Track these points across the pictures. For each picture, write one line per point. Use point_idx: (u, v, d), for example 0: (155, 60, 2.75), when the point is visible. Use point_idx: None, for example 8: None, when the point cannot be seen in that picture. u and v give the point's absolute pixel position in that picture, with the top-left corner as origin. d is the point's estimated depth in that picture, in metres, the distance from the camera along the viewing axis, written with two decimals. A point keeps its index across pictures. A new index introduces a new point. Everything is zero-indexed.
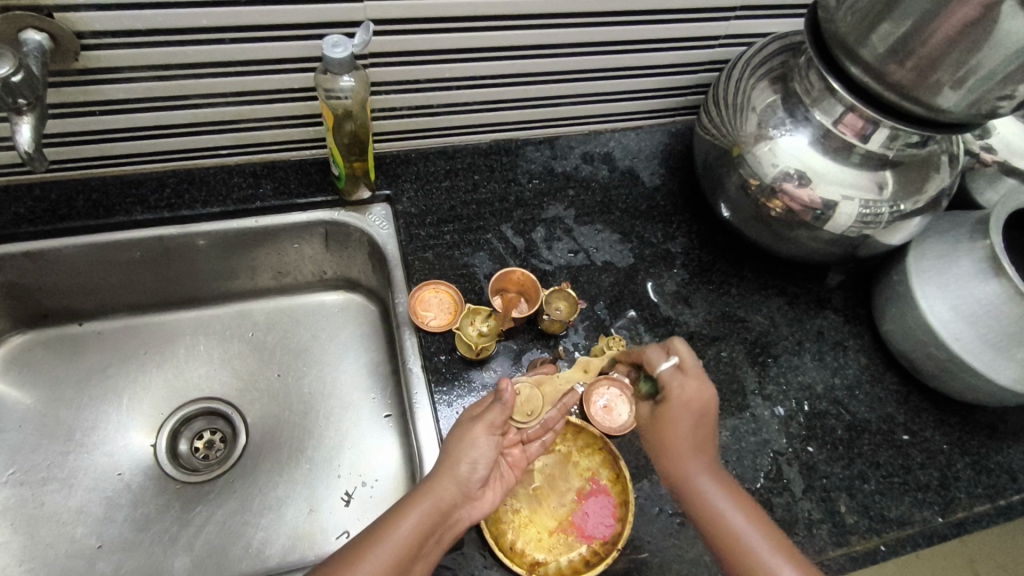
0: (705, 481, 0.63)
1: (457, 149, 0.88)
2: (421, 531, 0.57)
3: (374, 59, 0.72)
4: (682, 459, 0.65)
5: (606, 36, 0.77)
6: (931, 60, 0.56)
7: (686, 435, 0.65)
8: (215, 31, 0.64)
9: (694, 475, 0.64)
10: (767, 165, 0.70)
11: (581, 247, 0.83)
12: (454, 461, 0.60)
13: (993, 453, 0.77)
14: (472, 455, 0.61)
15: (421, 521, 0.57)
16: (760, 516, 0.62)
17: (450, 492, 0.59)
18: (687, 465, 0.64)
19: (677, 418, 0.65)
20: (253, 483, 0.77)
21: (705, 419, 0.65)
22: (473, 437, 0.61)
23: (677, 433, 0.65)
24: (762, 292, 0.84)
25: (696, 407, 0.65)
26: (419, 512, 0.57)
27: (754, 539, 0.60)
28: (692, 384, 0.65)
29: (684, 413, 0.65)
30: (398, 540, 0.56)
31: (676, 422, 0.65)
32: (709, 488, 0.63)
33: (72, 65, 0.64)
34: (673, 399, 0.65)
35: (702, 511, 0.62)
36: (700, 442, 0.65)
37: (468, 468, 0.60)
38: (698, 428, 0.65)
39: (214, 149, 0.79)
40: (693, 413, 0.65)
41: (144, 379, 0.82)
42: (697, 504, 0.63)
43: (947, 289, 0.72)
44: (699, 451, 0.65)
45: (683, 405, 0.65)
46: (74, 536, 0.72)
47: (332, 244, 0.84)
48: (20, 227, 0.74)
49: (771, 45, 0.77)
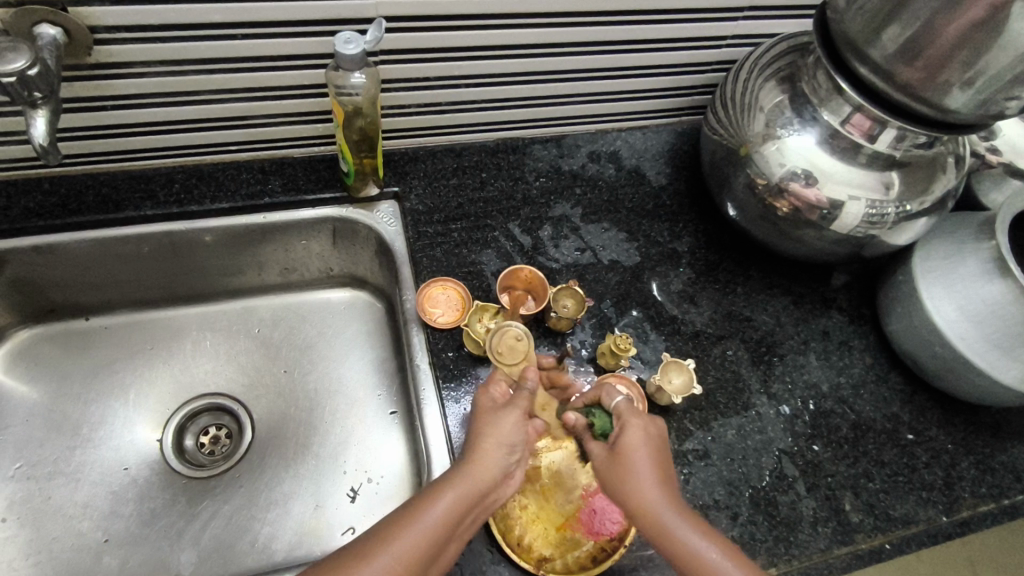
0: (670, 509, 0.54)
1: (465, 147, 0.88)
2: (455, 511, 0.54)
3: (384, 56, 0.72)
4: (646, 488, 0.56)
5: (614, 34, 0.78)
6: (939, 61, 0.57)
7: (647, 467, 0.57)
8: (227, 27, 0.65)
9: (659, 505, 0.55)
10: (775, 164, 0.71)
11: (588, 246, 0.83)
12: (485, 443, 0.59)
13: (997, 453, 0.77)
14: (506, 440, 0.60)
15: (456, 501, 0.55)
16: (732, 548, 0.53)
17: (485, 474, 0.57)
18: (649, 495, 0.56)
19: (629, 448, 0.59)
20: (258, 479, 0.77)
21: (657, 451, 0.59)
22: (505, 422, 0.61)
23: (636, 464, 0.58)
24: (768, 292, 0.84)
25: (653, 437, 0.60)
26: (454, 492, 0.55)
27: (730, 569, 0.51)
28: (642, 421, 0.61)
29: (645, 442, 0.59)
30: (436, 518, 0.53)
31: (635, 451, 0.58)
32: (676, 519, 0.54)
33: (84, 60, 0.64)
34: (627, 431, 0.60)
35: (672, 546, 0.53)
36: (660, 473, 0.58)
37: (500, 453, 0.59)
38: (657, 458, 0.58)
39: (223, 145, 0.80)
40: (650, 443, 0.59)
41: (151, 374, 0.82)
42: (665, 536, 0.53)
43: (953, 289, 0.72)
44: (660, 482, 0.57)
45: (636, 443, 0.59)
46: (81, 530, 0.72)
47: (340, 241, 0.84)
48: (29, 222, 0.74)
49: (779, 45, 0.77)
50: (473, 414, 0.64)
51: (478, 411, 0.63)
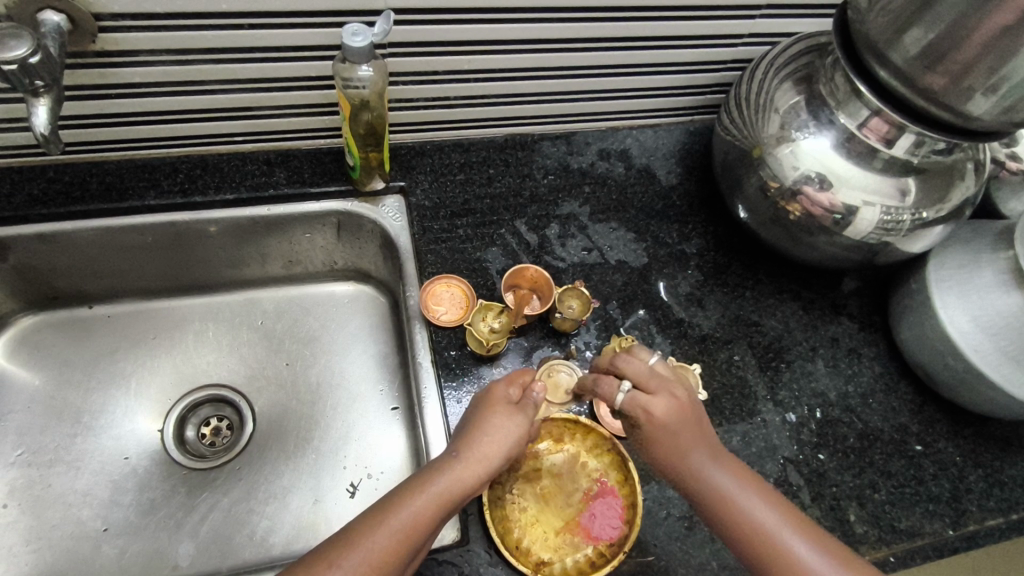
0: (716, 472, 0.56)
1: (473, 143, 0.87)
2: (427, 515, 0.55)
3: (393, 49, 0.71)
4: (689, 449, 0.57)
5: (627, 31, 0.76)
6: (962, 66, 0.55)
7: (684, 425, 0.59)
8: (233, 17, 0.64)
9: (706, 470, 0.57)
10: (789, 168, 0.69)
11: (595, 245, 0.82)
12: (474, 447, 0.59)
13: (1007, 466, 0.76)
14: (497, 446, 0.59)
15: (429, 505, 0.55)
16: (783, 505, 0.56)
17: (467, 480, 0.57)
18: (695, 458, 0.57)
19: (678, 402, 0.60)
20: (258, 472, 0.77)
21: (694, 413, 0.60)
22: (501, 427, 0.61)
23: (676, 417, 0.59)
24: (777, 296, 0.83)
25: (690, 396, 0.62)
26: (430, 494, 0.56)
27: (784, 528, 0.54)
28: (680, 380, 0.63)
29: (687, 399, 0.61)
30: (403, 522, 0.54)
31: (679, 409, 0.59)
32: (722, 481, 0.56)
33: (89, 48, 0.63)
34: (672, 382, 0.62)
35: (728, 513, 0.55)
36: (698, 430, 0.59)
37: (488, 458, 0.58)
38: (694, 414, 0.60)
39: (229, 136, 0.79)
40: (690, 400, 0.61)
41: (153, 363, 0.82)
42: (716, 501, 0.55)
43: (968, 299, 0.71)
44: (702, 441, 0.58)
45: (678, 386, 0.62)
46: (80, 518, 0.72)
47: (344, 234, 0.83)
48: (33, 209, 0.74)
49: (797, 45, 0.75)
50: (470, 410, 0.63)
51: (476, 409, 0.62)
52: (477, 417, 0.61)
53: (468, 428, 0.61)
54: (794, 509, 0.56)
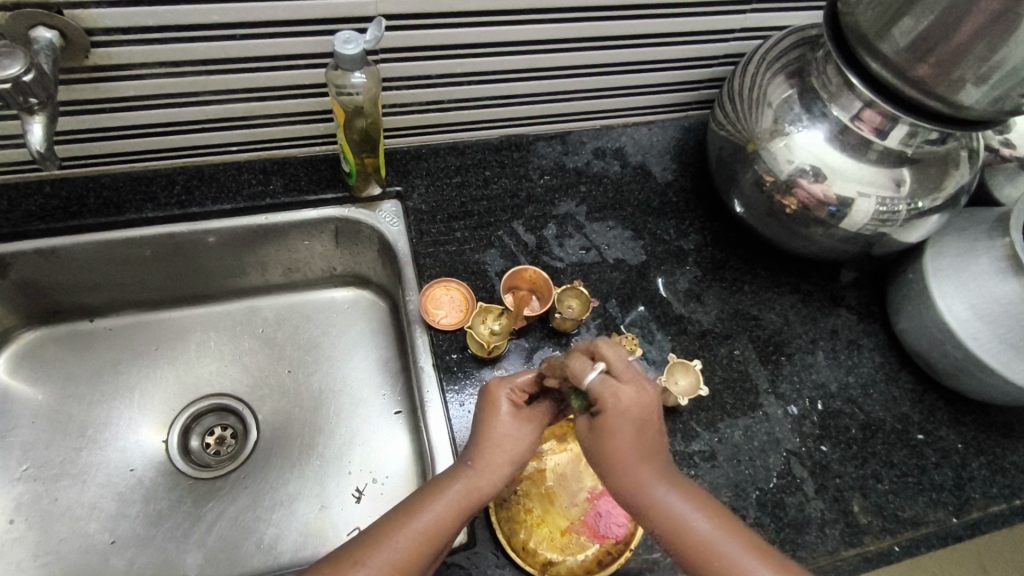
0: (664, 492, 0.55)
1: (468, 145, 0.88)
2: (449, 519, 0.55)
3: (385, 54, 0.71)
4: (636, 467, 0.56)
5: (619, 29, 0.76)
6: (953, 56, 0.55)
7: (631, 448, 0.56)
8: (225, 28, 0.64)
9: (653, 486, 0.56)
10: (783, 161, 0.70)
11: (593, 244, 0.82)
12: (488, 453, 0.59)
13: (1009, 453, 0.76)
14: (509, 452, 0.60)
15: (449, 510, 0.56)
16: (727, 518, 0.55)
17: (485, 486, 0.58)
18: (644, 475, 0.56)
19: (615, 429, 0.56)
20: (264, 480, 0.77)
21: (651, 424, 0.57)
22: (513, 434, 0.60)
23: (619, 445, 0.56)
24: (776, 289, 0.83)
25: (636, 412, 0.56)
26: (448, 500, 0.56)
27: (724, 539, 0.53)
28: (627, 391, 0.56)
29: (624, 425, 0.56)
30: (426, 526, 0.55)
31: (614, 434, 0.56)
32: (671, 498, 0.55)
33: (82, 63, 0.63)
34: (608, 412, 0.56)
35: (669, 530, 0.54)
36: (649, 451, 0.57)
37: (502, 466, 0.59)
38: (641, 433, 0.56)
39: (225, 146, 0.79)
40: (635, 421, 0.56)
41: (156, 375, 0.82)
42: (663, 522, 0.54)
43: (965, 288, 0.71)
44: (653, 459, 0.57)
45: (621, 413, 0.56)
46: (88, 532, 0.73)
47: (343, 240, 0.84)
48: (31, 225, 0.74)
49: (788, 38, 0.75)
50: (476, 412, 0.63)
51: (481, 414, 0.62)
52: (485, 420, 0.61)
53: (478, 434, 0.60)
54: (737, 526, 0.55)
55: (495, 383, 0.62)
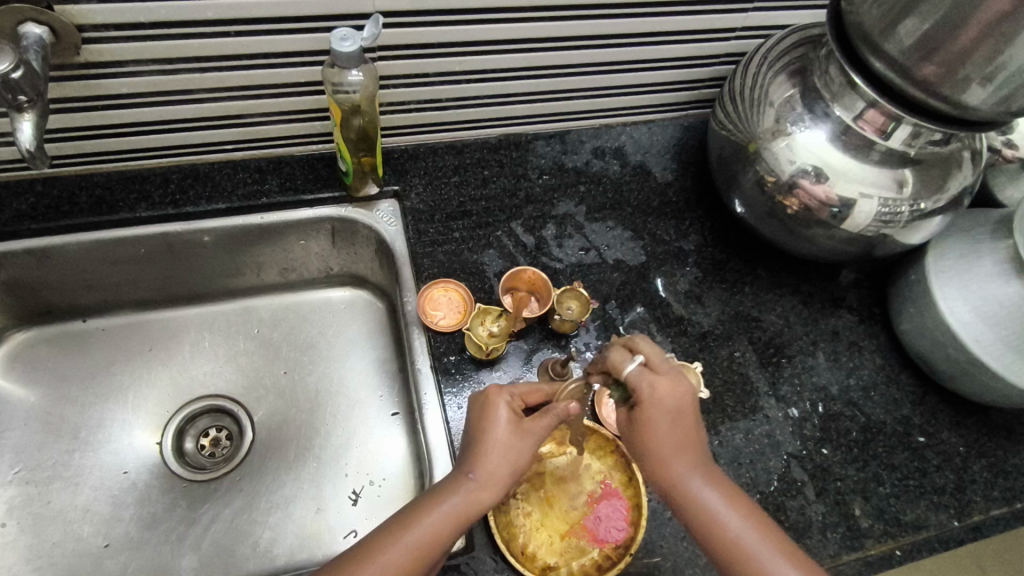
0: (699, 486, 0.56)
1: (466, 144, 0.87)
2: (444, 530, 0.55)
3: (381, 52, 0.70)
4: (671, 459, 0.57)
5: (619, 27, 0.75)
6: (959, 56, 0.54)
7: (668, 438, 0.57)
8: (220, 24, 0.63)
9: (688, 481, 0.56)
10: (785, 162, 0.69)
11: (592, 245, 0.81)
12: (487, 463, 0.58)
13: (1010, 455, 0.76)
14: (509, 462, 0.58)
15: (446, 521, 0.55)
16: (760, 517, 0.56)
17: (484, 495, 0.57)
18: (678, 467, 0.57)
19: (657, 420, 0.56)
20: (259, 482, 0.76)
21: (690, 414, 0.58)
22: (510, 445, 0.59)
23: (657, 436, 0.57)
24: (776, 291, 0.82)
25: (674, 404, 0.57)
26: (444, 511, 0.55)
27: (754, 538, 0.54)
28: (662, 380, 0.57)
29: (660, 415, 0.56)
30: (420, 539, 0.54)
31: (655, 425, 0.57)
32: (705, 493, 0.56)
33: (73, 60, 0.62)
34: (644, 401, 0.57)
35: (702, 524, 0.55)
36: (687, 441, 0.57)
37: (502, 476, 0.58)
38: (685, 425, 0.57)
39: (220, 144, 0.78)
40: (671, 411, 0.57)
41: (149, 376, 0.81)
42: (697, 513, 0.55)
43: (967, 290, 0.70)
44: (688, 452, 0.57)
45: (656, 403, 0.56)
46: (81, 535, 0.72)
47: (338, 240, 0.83)
48: (22, 224, 0.73)
49: (791, 37, 0.75)
50: (472, 415, 0.62)
51: (479, 419, 0.60)
52: (482, 430, 0.59)
53: (475, 443, 0.59)
54: (767, 523, 0.55)
55: (495, 387, 0.61)
